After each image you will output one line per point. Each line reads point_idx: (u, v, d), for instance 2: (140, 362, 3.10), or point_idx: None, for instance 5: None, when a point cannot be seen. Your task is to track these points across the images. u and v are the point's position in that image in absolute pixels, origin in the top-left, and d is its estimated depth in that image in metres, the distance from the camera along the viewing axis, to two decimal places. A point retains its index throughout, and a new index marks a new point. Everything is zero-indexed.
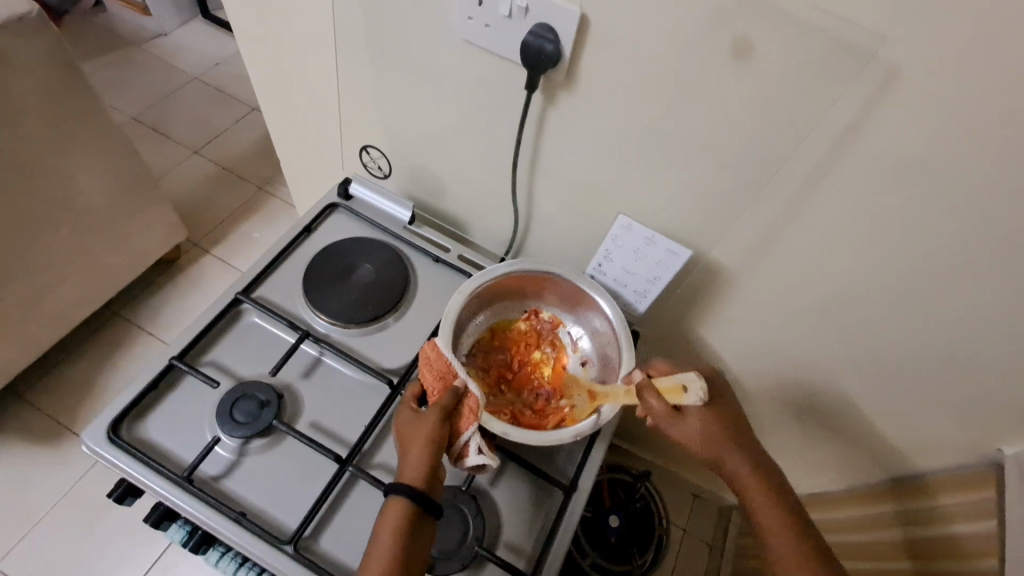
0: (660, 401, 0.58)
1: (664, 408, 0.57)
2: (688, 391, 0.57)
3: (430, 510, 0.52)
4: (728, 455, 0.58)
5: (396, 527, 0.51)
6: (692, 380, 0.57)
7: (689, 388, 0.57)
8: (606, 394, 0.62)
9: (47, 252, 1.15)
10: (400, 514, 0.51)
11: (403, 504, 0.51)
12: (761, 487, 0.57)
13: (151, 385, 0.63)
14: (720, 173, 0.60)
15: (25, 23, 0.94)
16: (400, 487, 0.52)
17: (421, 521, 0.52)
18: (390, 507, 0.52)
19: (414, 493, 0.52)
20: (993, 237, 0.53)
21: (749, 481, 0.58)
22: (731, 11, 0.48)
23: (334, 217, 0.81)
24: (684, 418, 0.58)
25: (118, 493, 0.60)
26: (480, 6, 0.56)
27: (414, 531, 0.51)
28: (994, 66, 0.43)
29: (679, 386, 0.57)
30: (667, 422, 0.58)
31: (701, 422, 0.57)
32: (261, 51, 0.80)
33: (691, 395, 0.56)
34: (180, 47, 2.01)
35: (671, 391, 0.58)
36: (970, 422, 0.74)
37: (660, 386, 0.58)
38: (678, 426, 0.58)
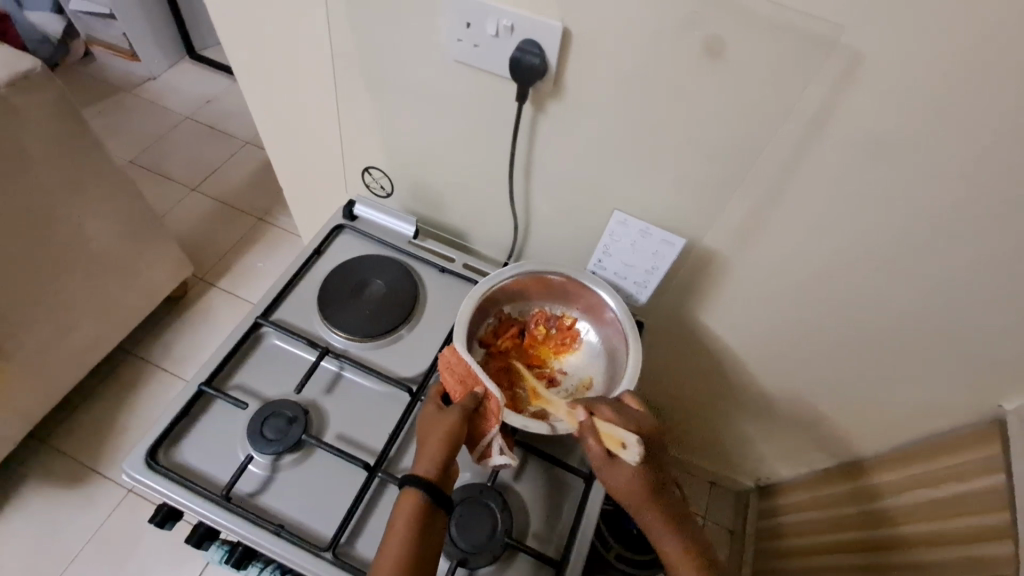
0: (599, 446, 0.56)
1: (601, 452, 0.56)
2: (624, 447, 0.55)
3: (441, 504, 0.55)
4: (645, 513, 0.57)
5: (408, 516, 0.53)
6: (629, 437, 0.55)
7: (626, 444, 0.55)
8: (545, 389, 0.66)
9: (61, 298, 1.18)
10: (413, 504, 0.54)
11: (416, 494, 0.54)
12: (681, 555, 0.56)
13: (183, 411, 0.65)
14: (707, 165, 0.63)
15: (28, 78, 0.98)
16: (414, 479, 0.55)
17: (433, 514, 0.54)
18: (404, 497, 0.55)
19: (427, 485, 0.55)
20: (964, 201, 0.57)
21: (671, 544, 0.56)
22: (702, 15, 0.52)
23: (341, 237, 0.84)
24: (613, 471, 0.56)
25: (159, 517, 0.62)
26: (470, 28, 0.60)
27: (426, 521, 0.54)
28: (946, 45, 0.47)
29: (618, 438, 0.55)
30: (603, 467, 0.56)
31: (631, 480, 0.56)
32: (262, 86, 0.85)
33: (626, 453, 0.55)
34: (170, 89, 2.06)
35: (610, 441, 0.56)
36: (970, 381, 0.77)
37: (604, 432, 0.56)
38: (610, 476, 0.56)
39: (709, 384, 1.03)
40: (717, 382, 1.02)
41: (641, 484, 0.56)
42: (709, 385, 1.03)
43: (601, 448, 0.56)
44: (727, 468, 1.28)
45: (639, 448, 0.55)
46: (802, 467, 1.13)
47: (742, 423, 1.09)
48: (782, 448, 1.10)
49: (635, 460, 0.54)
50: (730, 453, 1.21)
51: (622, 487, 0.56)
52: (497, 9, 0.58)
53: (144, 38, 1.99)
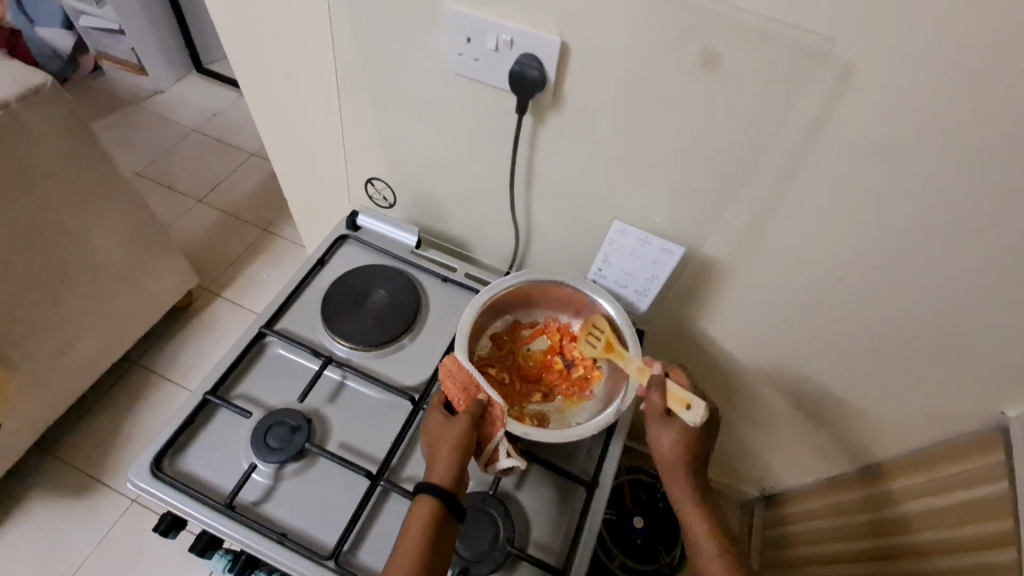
0: (661, 402, 0.61)
1: (658, 406, 0.61)
2: (689, 410, 0.58)
3: (455, 511, 0.55)
4: (678, 474, 0.63)
5: (424, 526, 0.54)
6: (696, 402, 0.58)
7: (691, 407, 0.58)
8: (626, 361, 0.64)
9: (68, 309, 1.19)
10: (429, 514, 0.54)
11: (431, 503, 0.55)
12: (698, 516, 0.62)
13: (188, 420, 0.66)
14: (703, 174, 0.64)
15: (39, 93, 1.00)
16: (427, 487, 0.55)
17: (447, 522, 0.55)
18: (419, 507, 0.55)
19: (443, 495, 0.55)
20: (960, 209, 0.58)
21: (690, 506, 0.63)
22: (697, 29, 0.53)
23: (345, 247, 0.85)
24: (667, 424, 0.62)
25: (163, 526, 0.62)
26: (470, 43, 0.62)
27: (442, 530, 0.54)
28: (937, 55, 0.48)
29: (683, 400, 0.59)
30: (657, 419, 0.62)
31: (678, 437, 0.62)
32: (267, 99, 0.86)
33: (689, 415, 0.58)
34: (177, 102, 2.09)
35: (673, 400, 0.60)
36: (972, 389, 0.77)
37: (669, 391, 0.61)
38: (664, 427, 0.62)
39: (712, 392, 1.03)
40: (719, 391, 1.02)
41: (685, 443, 0.62)
42: (712, 393, 1.03)
43: (662, 404, 0.61)
44: (732, 477, 1.27)
45: (702, 414, 0.58)
46: (807, 476, 1.12)
47: (745, 432, 1.09)
48: (786, 456, 1.10)
49: (695, 423, 0.58)
50: (734, 462, 1.21)
51: (672, 439, 0.62)
52: (496, 24, 0.59)
53: (152, 52, 2.02)
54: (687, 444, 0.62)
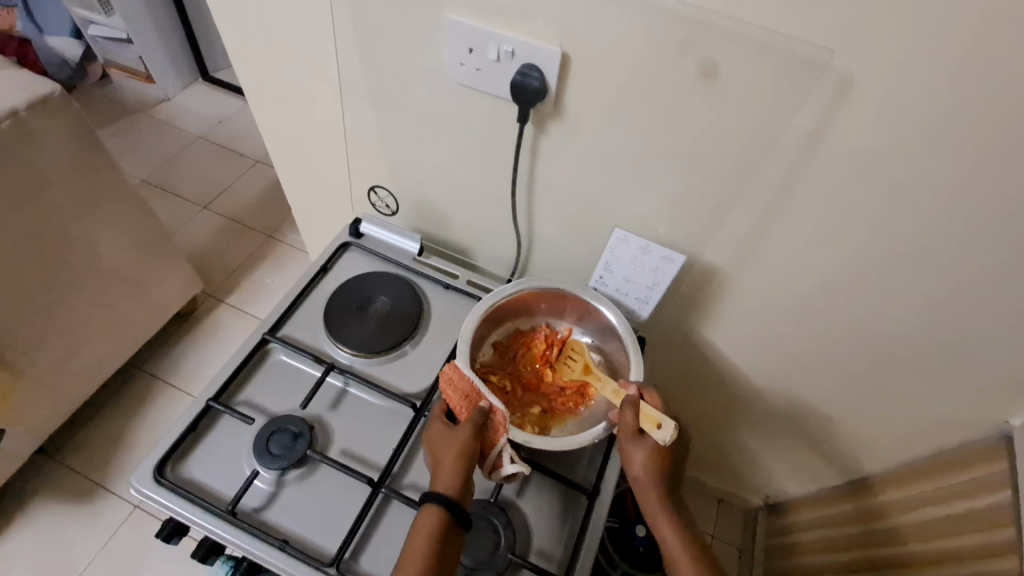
0: (635, 422, 0.61)
1: (633, 425, 0.61)
2: (660, 429, 0.60)
3: (460, 520, 0.55)
4: (653, 502, 0.60)
5: (429, 535, 0.54)
6: (666, 421, 0.60)
7: (663, 426, 0.60)
8: (602, 383, 0.67)
9: (73, 315, 1.20)
10: (434, 523, 0.54)
11: (436, 512, 0.55)
12: (681, 550, 0.58)
13: (191, 426, 0.66)
14: (704, 183, 0.64)
15: (47, 102, 1.01)
16: (432, 496, 0.55)
17: (452, 530, 0.55)
18: (424, 515, 0.55)
19: (449, 503, 0.55)
20: (961, 217, 0.58)
21: (670, 537, 0.59)
22: (696, 39, 0.54)
23: (348, 254, 0.86)
24: (640, 447, 0.60)
25: (166, 532, 0.63)
26: (472, 53, 0.62)
27: (447, 539, 0.54)
28: (935, 65, 0.48)
29: (655, 419, 0.61)
30: (630, 440, 0.61)
31: (650, 461, 0.60)
32: (272, 107, 0.87)
33: (661, 434, 0.60)
34: (183, 110, 2.11)
35: (646, 421, 0.61)
36: (975, 397, 0.77)
37: (642, 411, 0.62)
38: (638, 451, 0.60)
39: (714, 399, 1.03)
40: (722, 398, 1.02)
41: (659, 467, 0.60)
42: (714, 400, 1.03)
43: (636, 425, 0.61)
44: (735, 486, 1.27)
45: (672, 433, 0.60)
46: (810, 485, 1.11)
47: (748, 440, 1.09)
48: (790, 465, 1.09)
49: (666, 442, 0.60)
50: (737, 470, 1.20)
51: (645, 465, 0.60)
52: (497, 35, 0.60)
53: (159, 60, 2.05)
54: (660, 467, 0.60)
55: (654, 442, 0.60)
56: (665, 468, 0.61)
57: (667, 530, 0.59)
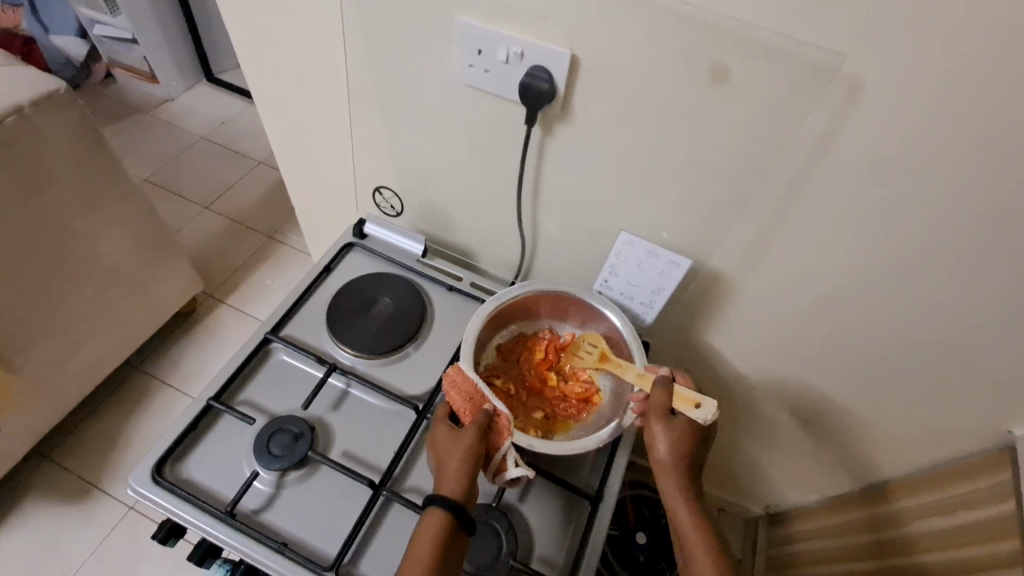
0: (668, 401, 0.61)
1: (666, 402, 0.61)
2: (699, 408, 0.60)
3: (464, 524, 0.55)
4: (671, 477, 0.61)
5: (434, 539, 0.53)
6: (706, 400, 0.60)
7: (701, 405, 0.60)
8: (623, 368, 0.65)
9: (73, 313, 1.20)
10: (439, 526, 0.53)
11: (441, 516, 0.54)
12: (694, 529, 0.58)
13: (190, 426, 0.66)
14: (711, 187, 0.64)
15: (52, 98, 1.01)
16: (436, 499, 0.55)
17: (456, 534, 0.54)
18: (428, 520, 0.54)
19: (453, 507, 0.54)
20: (972, 224, 0.58)
21: (684, 515, 0.59)
22: (706, 44, 0.54)
23: (351, 255, 0.86)
24: (668, 423, 0.61)
25: (162, 533, 0.62)
26: (481, 54, 0.62)
27: (451, 543, 0.53)
28: (945, 73, 0.49)
29: (693, 399, 0.61)
30: (659, 416, 0.61)
31: (677, 436, 0.61)
32: (278, 106, 0.87)
33: (700, 413, 0.60)
34: (187, 110, 2.11)
35: (681, 400, 0.61)
36: (980, 407, 0.76)
37: (677, 391, 0.62)
38: (665, 426, 0.61)
39: (717, 406, 1.02)
40: (724, 405, 1.01)
41: (686, 444, 0.61)
42: (717, 407, 1.02)
43: (670, 403, 0.61)
44: (736, 494, 1.26)
45: (712, 414, 0.60)
46: (812, 494, 1.11)
47: (750, 447, 1.08)
48: (792, 473, 1.08)
49: (705, 421, 0.60)
50: (738, 478, 1.19)
51: (671, 439, 0.61)
52: (506, 37, 0.60)
53: (163, 60, 2.05)
54: (685, 445, 0.61)
55: (687, 420, 0.61)
56: (690, 447, 0.61)
57: (682, 507, 0.59)
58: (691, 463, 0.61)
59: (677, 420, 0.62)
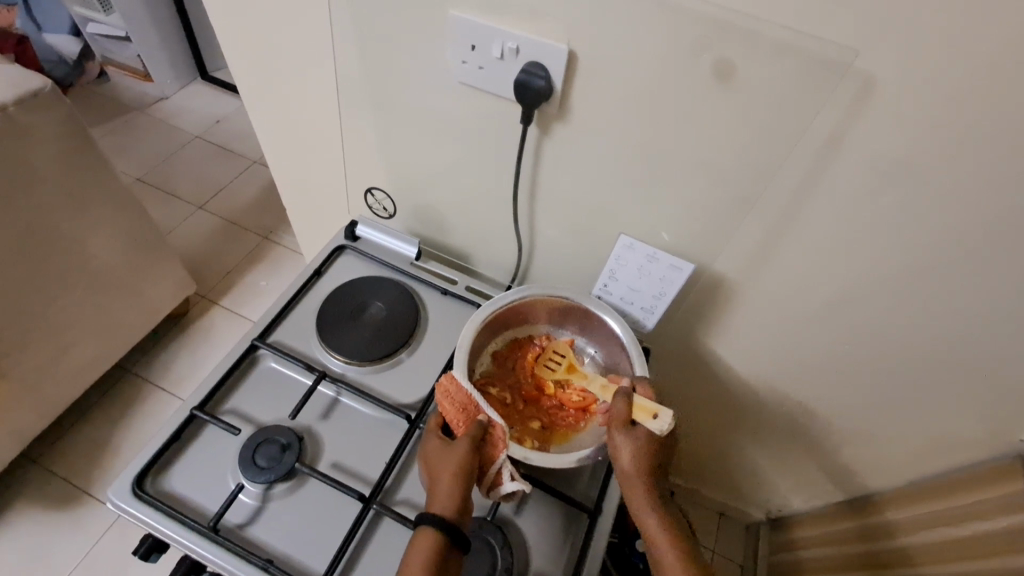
0: (627, 412, 0.59)
1: (626, 414, 0.59)
2: (656, 418, 0.58)
3: (458, 542, 0.52)
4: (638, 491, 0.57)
5: (425, 560, 0.50)
6: (663, 410, 0.58)
7: (658, 415, 0.58)
8: (589, 380, 0.66)
9: (62, 316, 1.17)
10: (430, 546, 0.51)
11: (433, 535, 0.51)
12: (665, 540, 0.56)
13: (173, 436, 0.63)
14: (714, 188, 0.62)
15: (38, 97, 0.99)
16: (429, 517, 0.52)
17: (449, 553, 0.52)
18: (419, 538, 0.52)
19: (445, 525, 0.52)
20: (985, 228, 0.55)
21: (654, 527, 0.56)
22: (709, 39, 0.51)
23: (343, 258, 0.83)
24: (630, 435, 0.58)
25: (143, 549, 0.60)
26: (475, 50, 0.60)
27: (443, 563, 0.51)
28: (961, 70, 0.46)
29: (650, 409, 0.59)
30: (619, 428, 0.58)
31: (639, 448, 0.58)
32: (268, 104, 0.84)
33: (657, 424, 0.58)
34: (181, 109, 2.09)
35: (639, 411, 0.59)
36: (990, 416, 0.74)
37: (635, 402, 0.59)
38: (627, 438, 0.58)
39: (718, 412, 1.00)
40: (726, 411, 0.99)
41: (650, 455, 0.58)
42: (718, 413, 1.00)
43: (629, 415, 0.59)
44: (737, 500, 1.24)
45: (668, 423, 0.58)
46: (815, 500, 1.09)
47: (753, 454, 1.06)
48: (795, 480, 1.06)
49: (662, 431, 0.58)
50: (739, 484, 1.17)
51: (634, 450, 0.58)
52: (502, 32, 0.57)
53: (157, 58, 2.02)
54: (648, 457, 0.58)
55: (646, 432, 0.59)
56: (654, 459, 0.58)
57: (651, 519, 0.56)
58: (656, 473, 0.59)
59: (637, 432, 0.59)
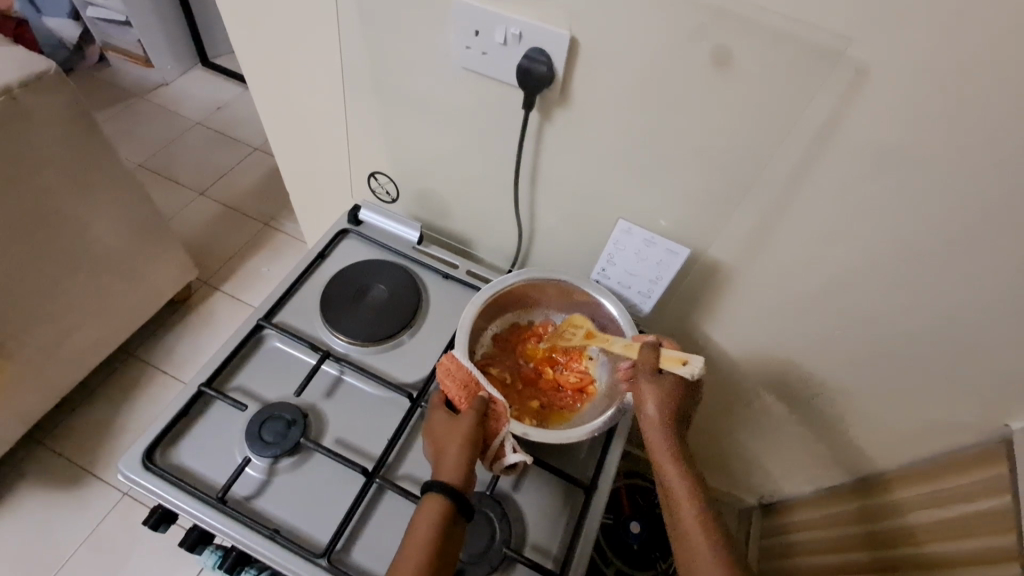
0: (654, 360, 0.60)
1: (652, 362, 0.60)
2: (686, 365, 0.58)
3: (463, 510, 0.54)
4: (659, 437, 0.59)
5: (432, 525, 0.52)
6: (693, 357, 0.58)
7: (688, 362, 0.58)
8: (610, 341, 0.66)
9: (66, 298, 1.19)
10: (436, 513, 0.53)
11: (439, 504, 0.53)
12: (680, 484, 0.57)
13: (182, 411, 0.65)
14: (711, 175, 0.63)
15: (42, 80, 0.99)
16: (435, 486, 0.54)
17: (454, 521, 0.54)
18: (426, 506, 0.54)
19: (452, 494, 0.54)
20: (973, 215, 0.57)
21: (670, 472, 0.58)
22: (708, 26, 0.52)
23: (345, 241, 0.84)
24: (656, 382, 0.60)
25: (153, 519, 0.61)
26: (478, 36, 0.61)
27: (448, 529, 0.53)
28: (950, 60, 0.48)
29: (679, 357, 0.59)
30: (646, 374, 0.60)
31: (664, 396, 0.59)
32: (273, 88, 0.85)
33: (686, 370, 0.58)
34: (182, 95, 2.08)
35: (668, 360, 0.60)
36: (978, 400, 0.76)
37: (664, 351, 0.61)
38: (652, 384, 0.60)
39: (713, 398, 1.02)
40: (720, 397, 1.01)
41: (674, 402, 0.60)
42: (713, 398, 1.02)
43: (655, 363, 0.60)
44: (730, 484, 1.26)
45: (698, 370, 0.58)
46: (806, 485, 1.11)
47: (746, 439, 1.08)
48: (788, 464, 1.08)
49: (692, 377, 0.58)
50: (733, 468, 1.20)
51: (658, 396, 0.59)
52: (504, 18, 0.58)
53: (157, 42, 2.01)
54: (673, 404, 0.60)
55: (673, 379, 0.60)
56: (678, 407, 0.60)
57: (670, 466, 0.58)
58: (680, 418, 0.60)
59: (664, 380, 0.60)
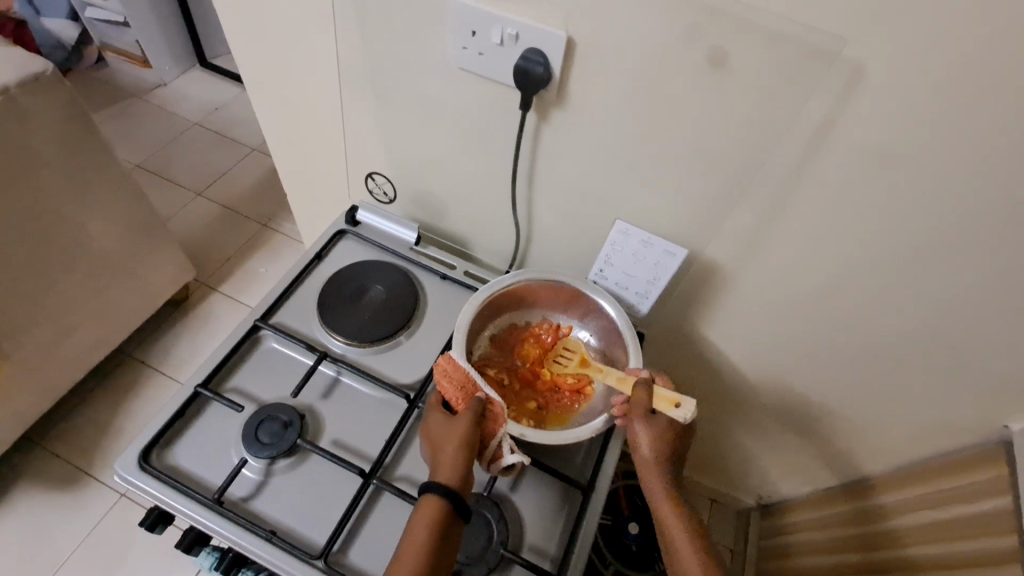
0: (649, 401, 0.60)
1: (648, 404, 0.60)
2: (679, 407, 0.59)
3: (460, 511, 0.54)
4: (653, 476, 0.60)
5: (429, 525, 0.52)
6: (686, 400, 0.60)
7: (681, 405, 0.59)
8: (605, 372, 0.65)
9: (63, 299, 1.18)
10: (433, 514, 0.53)
11: (436, 504, 0.53)
12: (676, 523, 0.58)
13: (178, 412, 0.65)
14: (708, 175, 0.63)
15: (38, 80, 0.99)
16: (433, 487, 0.54)
17: (451, 521, 0.54)
18: (424, 507, 0.53)
19: (449, 494, 0.54)
20: (969, 215, 0.57)
21: (667, 513, 0.59)
22: (705, 26, 0.52)
23: (343, 242, 0.84)
24: (649, 423, 0.60)
25: (150, 521, 0.61)
26: (475, 36, 0.61)
27: (445, 530, 0.53)
28: (947, 60, 0.48)
29: (672, 399, 0.60)
30: (640, 416, 0.60)
31: (658, 438, 0.60)
32: (270, 88, 0.85)
33: (680, 413, 0.59)
34: (179, 96, 2.08)
35: (662, 400, 0.60)
36: (976, 401, 0.76)
37: (657, 392, 0.61)
38: (646, 425, 0.60)
39: (711, 399, 1.02)
40: (718, 398, 1.01)
41: (667, 442, 0.60)
42: (711, 399, 1.02)
43: (650, 403, 0.60)
44: (729, 485, 1.26)
45: (691, 412, 0.59)
46: (804, 485, 1.11)
47: (744, 440, 1.08)
48: (786, 464, 1.08)
49: (684, 420, 0.59)
50: (731, 469, 1.20)
51: (652, 438, 0.60)
52: (501, 18, 0.58)
53: (155, 43, 2.01)
54: (666, 445, 0.60)
55: (666, 419, 0.60)
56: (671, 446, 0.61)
57: (666, 505, 0.59)
58: (673, 455, 0.61)
59: (657, 420, 0.61)
